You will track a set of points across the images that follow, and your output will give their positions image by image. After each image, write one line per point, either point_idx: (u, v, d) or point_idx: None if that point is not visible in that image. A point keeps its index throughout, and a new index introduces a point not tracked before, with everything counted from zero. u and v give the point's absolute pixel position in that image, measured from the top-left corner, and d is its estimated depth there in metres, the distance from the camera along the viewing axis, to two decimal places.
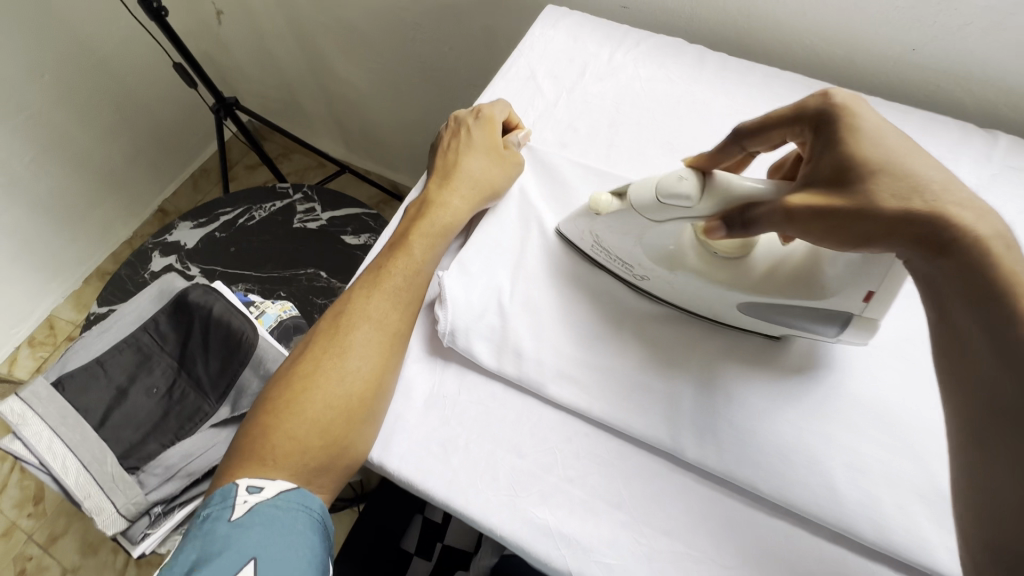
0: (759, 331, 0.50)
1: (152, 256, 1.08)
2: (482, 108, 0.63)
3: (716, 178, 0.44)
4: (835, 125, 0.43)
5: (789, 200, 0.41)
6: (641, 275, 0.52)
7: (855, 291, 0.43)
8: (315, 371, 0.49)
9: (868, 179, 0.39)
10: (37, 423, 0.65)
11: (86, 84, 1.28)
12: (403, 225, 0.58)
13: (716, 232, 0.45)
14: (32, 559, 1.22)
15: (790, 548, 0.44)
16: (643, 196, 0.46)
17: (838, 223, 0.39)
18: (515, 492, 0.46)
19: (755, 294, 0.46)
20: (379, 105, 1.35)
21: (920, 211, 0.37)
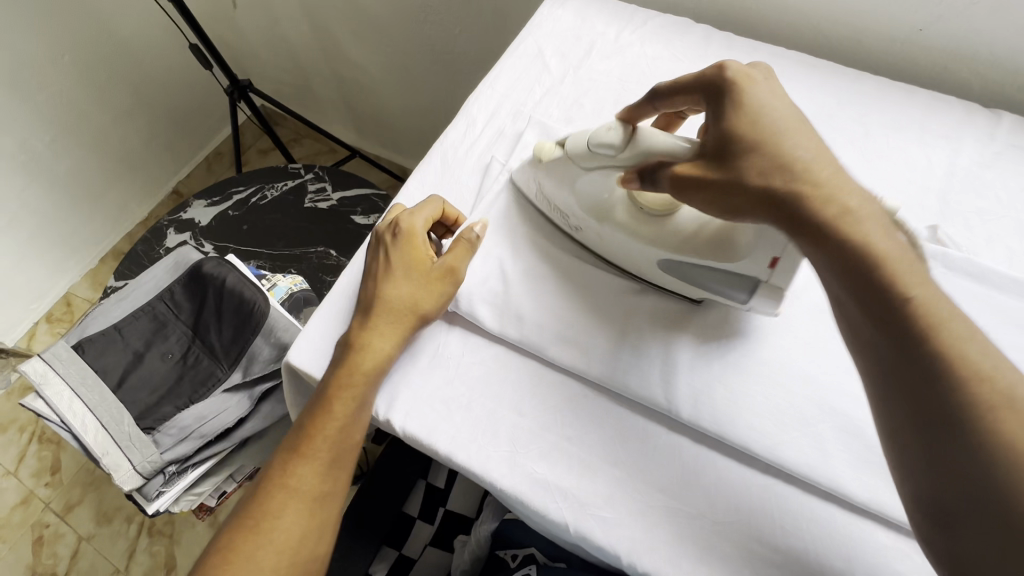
0: (684, 295, 0.52)
1: (168, 233, 1.11)
2: (403, 217, 0.53)
3: (639, 133, 0.47)
4: (725, 98, 0.44)
5: (676, 167, 0.45)
6: (576, 226, 0.54)
7: (760, 256, 0.45)
8: (238, 551, 0.46)
9: (743, 153, 0.41)
10: (58, 383, 0.69)
11: (104, 65, 1.31)
12: (324, 372, 0.50)
13: (632, 183, 0.48)
14: (49, 527, 1.25)
15: (781, 506, 0.45)
16: (577, 143, 0.51)
17: (714, 195, 0.43)
18: (515, 449, 0.48)
19: (674, 254, 0.49)
20: (390, 89, 1.36)
21: (779, 187, 0.39)
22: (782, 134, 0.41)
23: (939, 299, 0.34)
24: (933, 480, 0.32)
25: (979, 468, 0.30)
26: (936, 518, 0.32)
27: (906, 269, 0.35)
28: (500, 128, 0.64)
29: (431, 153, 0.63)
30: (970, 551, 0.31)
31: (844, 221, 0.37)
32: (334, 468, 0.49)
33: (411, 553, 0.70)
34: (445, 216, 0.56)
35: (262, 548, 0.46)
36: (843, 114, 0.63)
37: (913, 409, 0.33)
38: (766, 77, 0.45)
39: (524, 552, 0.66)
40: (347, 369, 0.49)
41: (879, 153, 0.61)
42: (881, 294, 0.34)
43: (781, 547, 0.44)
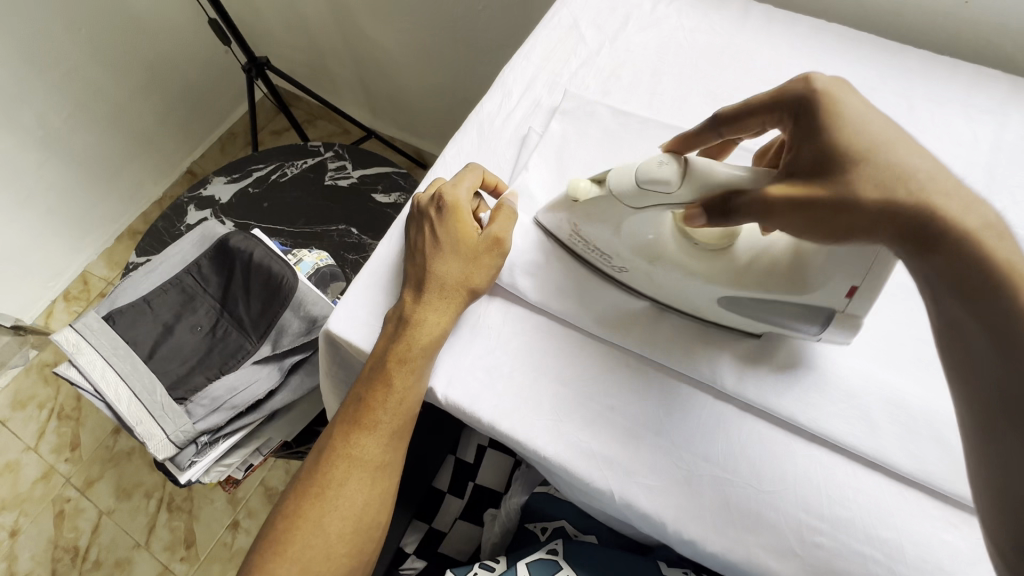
0: (743, 330, 0.49)
1: (188, 209, 1.10)
2: (448, 188, 0.52)
3: (696, 162, 0.42)
4: (816, 111, 0.41)
5: (767, 190, 0.39)
6: (620, 267, 0.51)
7: (839, 285, 0.42)
8: (305, 512, 0.49)
9: (850, 169, 0.37)
10: (91, 352, 0.69)
11: (120, 42, 1.30)
12: (379, 345, 0.50)
13: (694, 219, 0.43)
14: (70, 501, 1.26)
15: (828, 475, 0.45)
16: (622, 181, 0.45)
17: (819, 217, 0.38)
18: (559, 417, 0.48)
19: (736, 288, 0.45)
20: (408, 68, 1.34)
21: (902, 202, 0.35)
22: (894, 139, 0.38)
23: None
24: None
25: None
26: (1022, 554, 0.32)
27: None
28: (536, 100, 0.64)
29: (466, 125, 0.62)
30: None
31: (983, 235, 0.34)
32: (394, 438, 0.51)
33: (441, 527, 0.70)
34: (485, 185, 0.56)
35: (328, 514, 0.49)
36: (886, 88, 0.62)
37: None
38: (845, 90, 0.43)
39: (553, 525, 0.66)
40: (401, 344, 0.49)
41: (923, 126, 0.59)
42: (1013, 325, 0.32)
43: (827, 516, 0.44)
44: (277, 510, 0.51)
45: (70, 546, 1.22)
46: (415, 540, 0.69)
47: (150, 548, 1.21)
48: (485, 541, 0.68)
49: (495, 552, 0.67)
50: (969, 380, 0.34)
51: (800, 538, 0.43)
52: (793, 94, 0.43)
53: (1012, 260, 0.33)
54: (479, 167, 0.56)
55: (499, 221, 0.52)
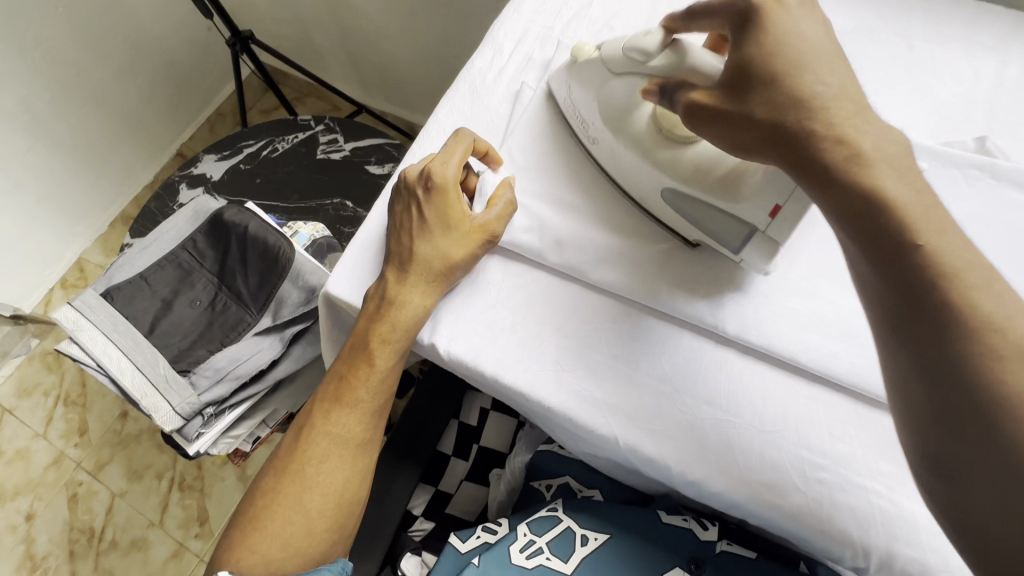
0: (680, 236, 0.51)
1: (180, 188, 1.09)
2: (437, 165, 0.50)
3: (682, 40, 0.45)
4: (747, 25, 0.38)
5: (692, 96, 0.41)
6: (593, 138, 0.53)
7: (764, 199, 0.43)
8: (282, 489, 0.49)
9: (758, 85, 0.36)
10: (91, 329, 0.69)
11: (99, 20, 1.26)
12: (361, 323, 0.50)
13: (651, 96, 0.45)
14: (82, 485, 1.27)
15: (829, 412, 0.45)
16: (613, 51, 0.49)
17: (726, 131, 0.39)
18: (561, 367, 0.48)
19: (677, 182, 0.47)
20: (396, 37, 1.31)
21: (792, 124, 0.35)
22: (808, 62, 0.36)
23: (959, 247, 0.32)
24: (940, 437, 0.31)
25: (987, 438, 0.29)
26: (939, 468, 0.31)
27: (915, 217, 0.32)
28: (527, 54, 0.62)
29: (458, 82, 0.61)
30: (973, 495, 0.30)
31: (853, 166, 0.33)
32: (373, 416, 0.51)
33: (448, 489, 0.70)
34: (476, 152, 0.53)
35: (309, 491, 0.49)
36: (886, 29, 0.60)
37: (919, 361, 0.31)
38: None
39: (557, 482, 0.65)
40: (383, 324, 0.48)
41: (925, 67, 0.58)
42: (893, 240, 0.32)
43: (829, 453, 0.44)
44: (256, 487, 0.52)
45: (85, 527, 1.24)
46: (422, 503, 0.69)
47: (165, 526, 1.23)
48: (491, 502, 0.68)
49: (501, 512, 0.67)
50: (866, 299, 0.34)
51: (804, 475, 0.44)
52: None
53: (890, 188, 0.33)
54: (470, 133, 0.53)
55: (494, 210, 0.50)
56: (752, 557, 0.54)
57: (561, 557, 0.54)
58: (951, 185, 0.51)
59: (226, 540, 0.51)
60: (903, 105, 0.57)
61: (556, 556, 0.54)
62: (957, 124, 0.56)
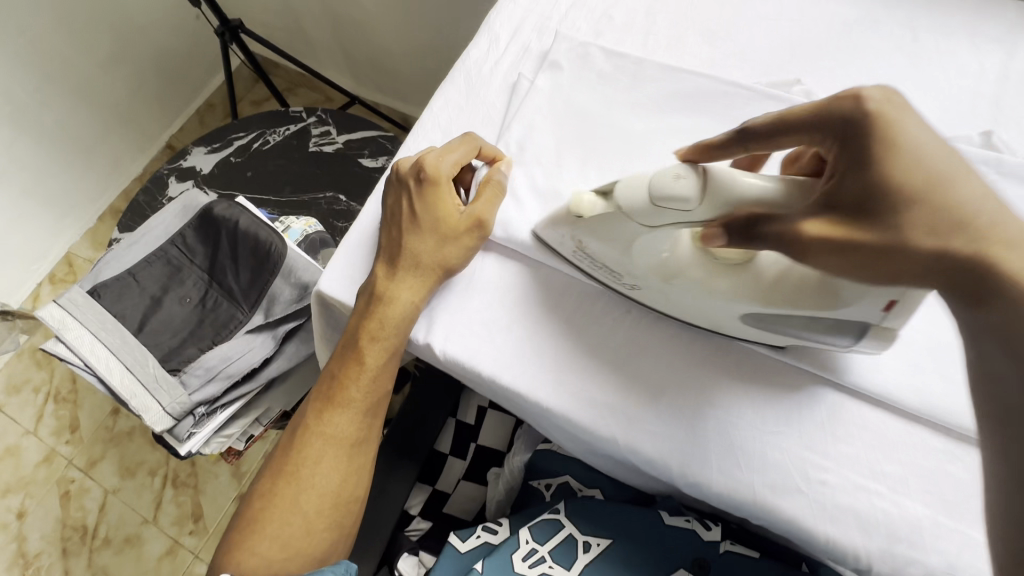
0: (766, 344, 0.46)
1: (169, 181, 1.07)
2: (430, 159, 0.48)
3: (718, 176, 0.37)
4: (867, 140, 0.34)
5: (802, 231, 0.35)
6: (631, 285, 0.47)
7: (876, 299, 0.37)
8: (277, 491, 0.48)
9: (906, 205, 0.33)
10: (77, 327, 0.67)
11: (83, 7, 1.23)
12: (352, 321, 0.49)
13: (714, 240, 0.38)
14: (74, 482, 1.26)
15: (832, 412, 0.45)
16: (632, 199, 0.40)
17: (871, 263, 0.34)
18: (559, 367, 0.47)
19: (761, 306, 0.41)
20: (389, 26, 1.28)
21: (957, 252, 0.32)
22: (948, 176, 0.33)
23: None
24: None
25: None
26: None
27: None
28: (525, 45, 0.60)
29: (453, 74, 0.59)
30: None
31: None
32: (366, 415, 0.50)
33: (445, 488, 0.70)
34: (482, 155, 0.52)
35: (306, 492, 0.48)
36: (890, 19, 0.59)
37: None
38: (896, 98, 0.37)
39: (557, 481, 0.64)
40: (372, 320, 0.47)
41: (929, 59, 0.57)
42: None
43: (831, 453, 0.44)
44: (252, 490, 0.51)
45: (78, 525, 1.23)
46: (419, 503, 0.68)
47: (159, 523, 1.22)
48: (490, 501, 0.68)
49: (500, 511, 0.67)
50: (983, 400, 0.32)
51: (806, 475, 0.43)
52: (839, 116, 0.36)
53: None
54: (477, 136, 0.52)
55: (483, 202, 0.49)
56: (754, 557, 0.53)
57: (565, 565, 0.54)
58: None
59: (224, 542, 0.50)
60: (907, 97, 0.56)
61: (559, 564, 0.54)
62: (961, 117, 0.55)
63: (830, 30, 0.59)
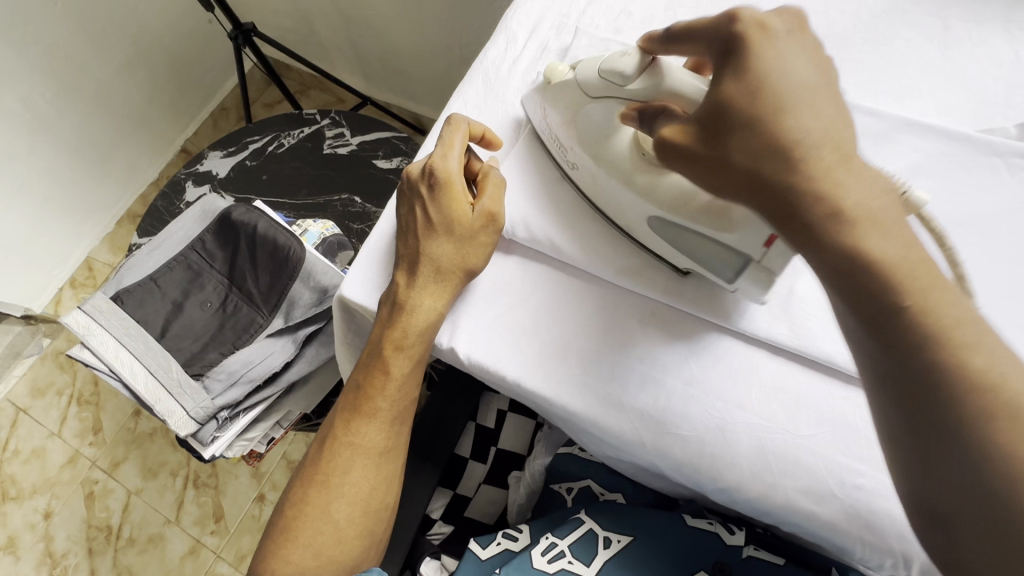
0: (671, 263, 0.48)
1: (186, 186, 1.07)
2: (438, 160, 0.48)
3: (661, 62, 0.43)
4: (734, 60, 0.34)
5: (663, 133, 0.37)
6: (572, 164, 0.50)
7: (757, 230, 0.40)
8: (309, 500, 0.48)
9: (735, 128, 0.33)
10: (102, 333, 0.68)
11: (100, 16, 1.24)
12: (376, 331, 0.49)
13: (630, 120, 0.44)
14: (98, 483, 1.28)
15: (869, 417, 0.44)
16: (588, 72, 0.47)
17: (701, 171, 0.36)
18: (584, 372, 0.47)
19: (666, 211, 0.44)
20: (401, 27, 1.28)
21: (768, 174, 0.32)
22: (788, 106, 0.32)
23: (953, 307, 0.30)
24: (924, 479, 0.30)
25: (975, 492, 0.28)
26: (929, 515, 0.30)
27: (913, 274, 0.30)
28: (543, 43, 0.60)
29: (471, 74, 0.59)
30: (962, 546, 0.29)
31: (838, 220, 0.31)
32: (394, 424, 0.50)
33: (466, 493, 0.69)
34: (472, 137, 0.52)
35: (336, 501, 0.48)
36: (920, 9, 0.57)
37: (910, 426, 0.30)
38: (788, 30, 0.34)
39: (579, 485, 0.63)
40: (396, 330, 0.47)
41: (962, 50, 0.55)
42: (872, 287, 0.31)
43: (868, 458, 0.42)
44: (285, 498, 0.51)
45: (102, 525, 1.25)
46: (441, 506, 0.68)
47: (181, 523, 1.24)
48: (511, 504, 0.67)
49: (522, 515, 0.66)
50: (854, 351, 0.33)
51: (841, 481, 0.42)
52: (716, 32, 0.36)
53: (875, 244, 0.31)
54: (464, 119, 0.51)
55: (490, 194, 0.49)
56: (780, 564, 0.52)
57: (584, 561, 0.52)
58: (991, 176, 0.49)
59: (259, 549, 0.50)
60: (939, 90, 0.54)
61: (578, 560, 0.52)
62: (997, 109, 0.53)
63: (857, 22, 0.57)
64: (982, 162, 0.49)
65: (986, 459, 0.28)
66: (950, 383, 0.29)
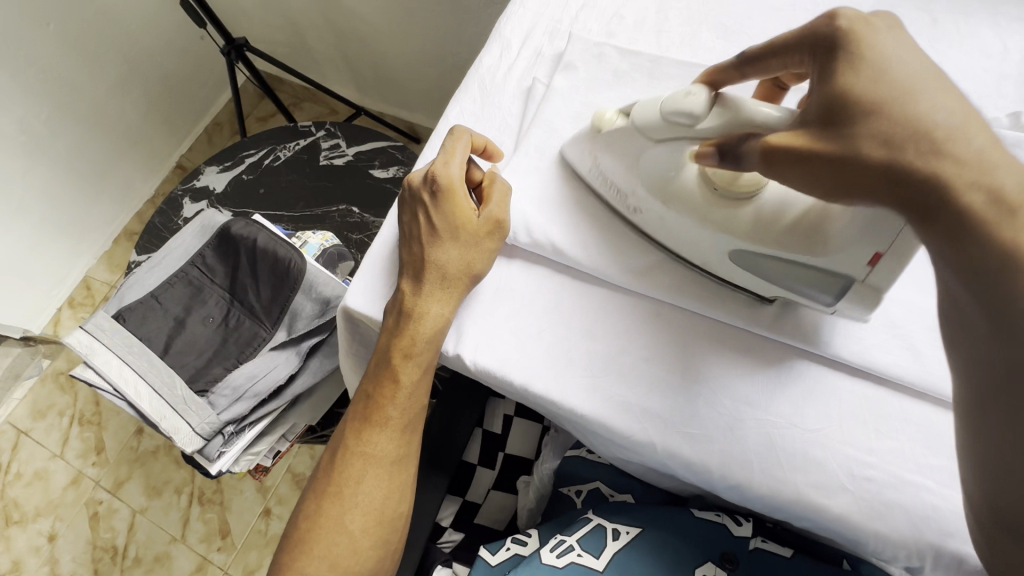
0: (756, 292, 0.47)
1: (183, 202, 1.07)
2: (440, 168, 0.48)
3: (729, 98, 0.41)
4: (838, 54, 0.35)
5: (768, 139, 0.36)
6: (634, 207, 0.48)
7: (860, 252, 0.39)
8: (323, 511, 0.48)
9: (862, 115, 0.33)
10: (105, 352, 0.68)
11: (93, 35, 1.25)
12: (382, 340, 0.49)
13: (706, 159, 0.41)
14: (102, 503, 1.27)
15: (874, 408, 0.44)
16: (648, 113, 0.45)
17: (818, 176, 0.34)
18: (592, 374, 0.47)
19: (750, 243, 0.43)
20: (393, 37, 1.28)
21: (913, 163, 0.31)
22: (913, 91, 0.32)
23: None
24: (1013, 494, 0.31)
25: None
26: (1003, 522, 0.33)
27: None
28: (537, 49, 0.60)
29: (467, 82, 0.59)
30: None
31: (991, 211, 0.30)
32: (404, 433, 0.49)
33: (475, 499, 0.68)
34: (475, 148, 0.52)
35: (349, 511, 0.48)
36: (907, 3, 0.58)
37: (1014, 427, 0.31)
38: (888, 25, 0.36)
39: (588, 488, 0.64)
40: (403, 338, 0.47)
41: (950, 42, 0.56)
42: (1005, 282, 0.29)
43: (876, 449, 0.43)
44: (298, 511, 0.51)
45: (108, 545, 1.24)
46: (450, 514, 0.67)
47: (187, 541, 1.23)
48: (521, 510, 0.67)
49: (531, 520, 0.67)
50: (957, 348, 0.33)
51: (851, 474, 0.42)
52: (816, 32, 0.37)
53: (1021, 235, 0.29)
54: (466, 129, 0.51)
55: (495, 201, 0.49)
56: (787, 556, 0.52)
57: (593, 553, 0.51)
58: None
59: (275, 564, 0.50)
60: None
61: (588, 552, 0.52)
62: (987, 99, 0.54)
63: None
64: None
65: None
66: None
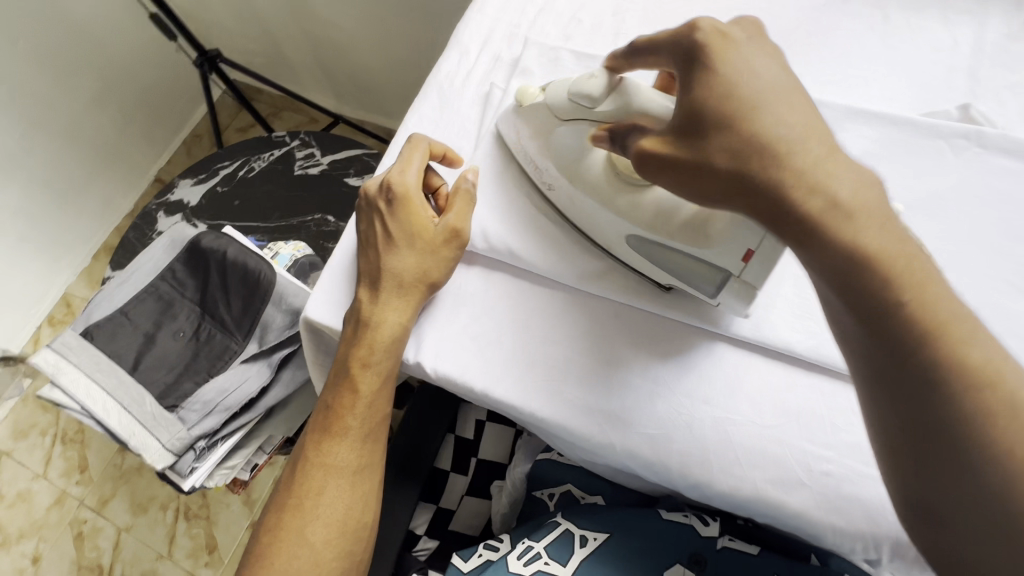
0: (654, 280, 0.48)
1: (158, 216, 1.07)
2: (395, 176, 0.49)
3: (625, 82, 0.43)
4: (695, 65, 0.36)
5: (641, 146, 0.37)
6: (548, 185, 0.51)
7: (734, 247, 0.40)
8: (285, 524, 0.48)
9: (711, 129, 0.34)
10: (72, 370, 0.67)
11: (65, 52, 1.24)
12: (342, 349, 0.49)
13: (602, 142, 0.43)
14: (87, 522, 1.26)
15: (831, 402, 0.44)
16: (559, 96, 0.47)
17: (682, 178, 0.36)
18: (549, 377, 0.47)
19: (645, 230, 0.45)
20: (367, 44, 1.28)
21: (754, 173, 0.33)
22: (759, 103, 0.34)
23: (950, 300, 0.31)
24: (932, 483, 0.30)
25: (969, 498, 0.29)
26: (927, 513, 0.31)
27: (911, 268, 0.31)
28: (495, 54, 0.60)
29: (426, 89, 0.59)
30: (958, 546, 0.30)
31: (828, 216, 0.31)
32: (366, 442, 0.49)
33: (449, 506, 0.68)
34: (433, 155, 0.52)
35: (312, 523, 0.48)
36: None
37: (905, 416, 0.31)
38: (748, 37, 0.37)
39: (560, 490, 0.64)
40: (362, 348, 0.47)
41: (901, 37, 0.56)
42: (870, 284, 0.31)
43: (833, 443, 0.43)
44: (260, 526, 0.50)
45: (93, 565, 1.23)
46: (424, 522, 0.67)
47: (174, 557, 1.22)
48: (494, 515, 0.67)
49: (505, 525, 0.66)
50: (843, 349, 0.34)
51: (808, 469, 0.43)
52: (679, 40, 0.38)
53: (867, 235, 0.31)
54: (423, 137, 0.52)
55: (457, 209, 0.49)
56: (753, 554, 0.52)
57: (560, 561, 0.52)
58: (937, 157, 0.50)
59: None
60: (883, 77, 0.55)
61: (556, 560, 0.52)
62: (939, 92, 0.54)
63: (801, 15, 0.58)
64: (927, 143, 0.51)
65: (983, 451, 0.28)
66: (942, 374, 0.29)
